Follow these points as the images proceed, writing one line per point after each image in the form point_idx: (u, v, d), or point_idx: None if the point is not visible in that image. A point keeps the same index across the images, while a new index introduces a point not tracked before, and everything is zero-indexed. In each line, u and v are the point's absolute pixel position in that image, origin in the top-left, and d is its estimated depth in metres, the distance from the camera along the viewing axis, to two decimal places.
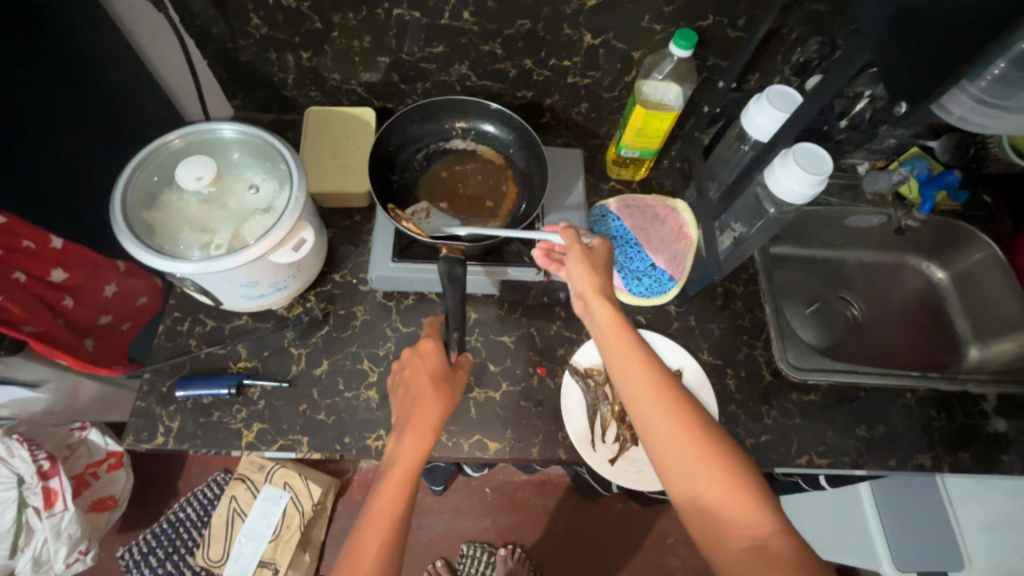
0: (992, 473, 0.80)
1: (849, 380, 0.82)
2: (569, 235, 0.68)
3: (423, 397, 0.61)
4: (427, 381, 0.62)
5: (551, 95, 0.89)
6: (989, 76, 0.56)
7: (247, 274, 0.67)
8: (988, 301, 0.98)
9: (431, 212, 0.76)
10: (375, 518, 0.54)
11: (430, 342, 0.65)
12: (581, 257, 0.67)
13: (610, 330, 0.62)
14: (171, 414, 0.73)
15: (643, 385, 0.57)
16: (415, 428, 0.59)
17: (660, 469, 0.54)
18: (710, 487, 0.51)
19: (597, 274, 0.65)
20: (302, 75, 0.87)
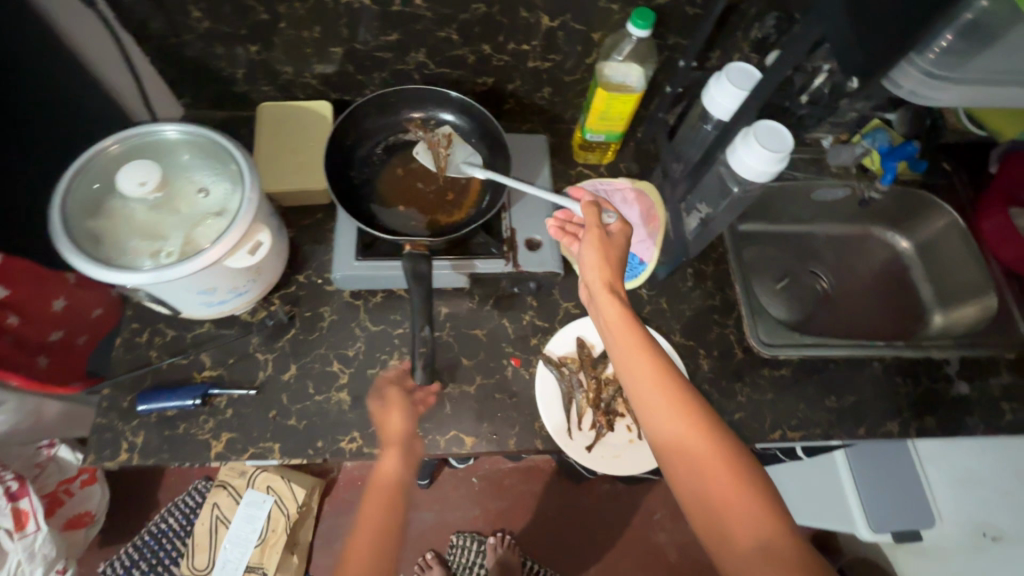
0: (955, 434, 0.83)
1: (818, 354, 0.83)
2: (591, 215, 0.71)
3: (384, 421, 0.67)
4: (383, 406, 0.68)
5: (512, 80, 0.87)
6: (938, 48, 0.57)
7: (203, 281, 0.64)
8: (949, 268, 1.00)
9: (451, 141, 0.79)
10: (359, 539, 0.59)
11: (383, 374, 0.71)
12: (598, 240, 0.69)
13: (623, 315, 0.66)
14: (134, 429, 0.70)
15: (650, 367, 0.61)
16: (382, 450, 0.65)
17: (670, 467, 0.57)
18: (707, 466, 0.54)
19: (608, 265, 0.69)
20: (252, 69, 0.83)
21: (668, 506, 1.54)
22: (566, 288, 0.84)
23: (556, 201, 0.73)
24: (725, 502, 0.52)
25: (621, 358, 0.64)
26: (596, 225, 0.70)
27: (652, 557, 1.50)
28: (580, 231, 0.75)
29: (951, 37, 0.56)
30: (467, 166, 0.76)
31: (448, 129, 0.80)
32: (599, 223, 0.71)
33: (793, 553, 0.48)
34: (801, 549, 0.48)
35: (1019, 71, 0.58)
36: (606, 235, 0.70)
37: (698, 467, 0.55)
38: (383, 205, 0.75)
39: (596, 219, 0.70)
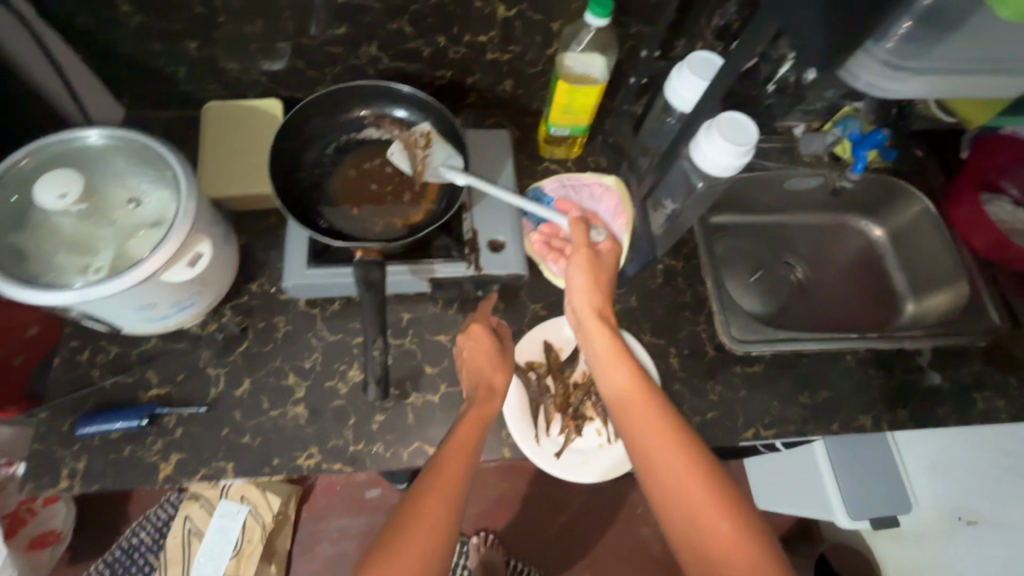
0: (928, 426, 0.82)
1: (792, 349, 0.82)
2: (579, 233, 0.71)
3: (490, 372, 0.68)
4: (492, 355, 0.69)
5: (472, 73, 0.84)
6: (896, 36, 0.54)
7: (139, 297, 0.60)
8: (921, 256, 0.99)
9: (431, 138, 0.75)
10: (457, 455, 0.57)
11: (475, 322, 0.72)
12: (585, 260, 0.69)
13: (612, 343, 0.65)
14: (75, 454, 0.67)
15: (637, 398, 0.60)
16: (486, 394, 0.65)
17: (662, 508, 0.55)
18: (696, 505, 0.52)
19: (597, 289, 0.68)
20: (194, 67, 0.78)
21: None
22: (532, 289, 0.81)
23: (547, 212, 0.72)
24: (716, 546, 0.50)
25: (609, 390, 0.63)
26: (583, 246, 0.70)
27: (636, 551, 1.50)
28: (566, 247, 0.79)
29: (909, 24, 0.52)
30: (447, 169, 0.71)
31: (421, 128, 0.75)
32: (587, 242, 0.71)
33: None
34: None
35: (974, 59, 0.56)
36: (594, 256, 0.70)
37: (688, 507, 0.53)
38: (334, 209, 0.72)
39: (584, 240, 0.70)
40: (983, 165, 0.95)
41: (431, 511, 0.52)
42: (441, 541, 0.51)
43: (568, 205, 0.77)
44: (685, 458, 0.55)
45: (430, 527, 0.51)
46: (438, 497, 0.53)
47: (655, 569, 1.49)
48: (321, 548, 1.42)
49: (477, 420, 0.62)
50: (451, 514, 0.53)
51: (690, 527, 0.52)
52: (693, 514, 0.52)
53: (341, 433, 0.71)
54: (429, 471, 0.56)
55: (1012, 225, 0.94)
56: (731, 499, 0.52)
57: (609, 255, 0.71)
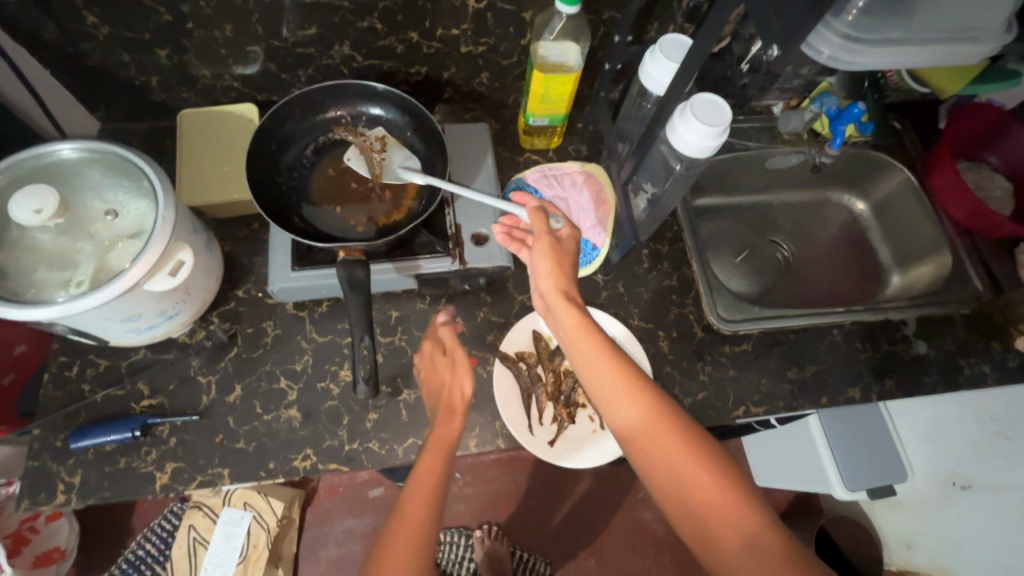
0: (916, 394, 0.83)
1: (778, 326, 0.83)
2: (539, 222, 0.68)
3: (444, 392, 0.67)
4: (444, 375, 0.68)
5: (447, 68, 0.83)
6: (853, 11, 0.56)
7: (124, 309, 0.60)
8: (905, 228, 1.00)
9: (387, 141, 0.75)
10: (413, 497, 0.56)
11: (427, 341, 0.71)
12: (548, 246, 0.67)
13: (583, 324, 0.63)
14: (70, 469, 0.67)
15: (614, 378, 0.59)
16: (444, 416, 0.65)
17: (647, 473, 0.55)
18: (678, 465, 0.53)
19: (561, 269, 0.67)
20: (167, 76, 0.77)
21: None
22: (519, 280, 0.82)
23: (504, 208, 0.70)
24: (714, 506, 0.51)
25: (586, 375, 0.62)
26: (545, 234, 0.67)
27: (639, 534, 1.51)
28: (528, 237, 0.72)
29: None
30: (404, 171, 0.71)
31: (389, 129, 0.75)
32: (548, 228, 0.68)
33: (777, 546, 0.47)
34: (784, 542, 0.47)
35: (931, 32, 0.59)
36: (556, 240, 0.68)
37: (679, 476, 0.53)
38: (315, 212, 0.71)
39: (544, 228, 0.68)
40: (959, 133, 0.95)
41: (397, 551, 0.52)
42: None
43: (525, 195, 0.73)
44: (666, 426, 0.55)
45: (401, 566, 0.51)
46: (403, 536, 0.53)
47: (658, 552, 1.50)
48: (326, 550, 1.43)
49: (437, 451, 0.61)
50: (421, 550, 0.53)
51: (687, 493, 0.52)
52: (686, 480, 0.53)
53: (335, 433, 0.71)
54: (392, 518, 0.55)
55: (990, 192, 0.94)
56: (715, 457, 0.53)
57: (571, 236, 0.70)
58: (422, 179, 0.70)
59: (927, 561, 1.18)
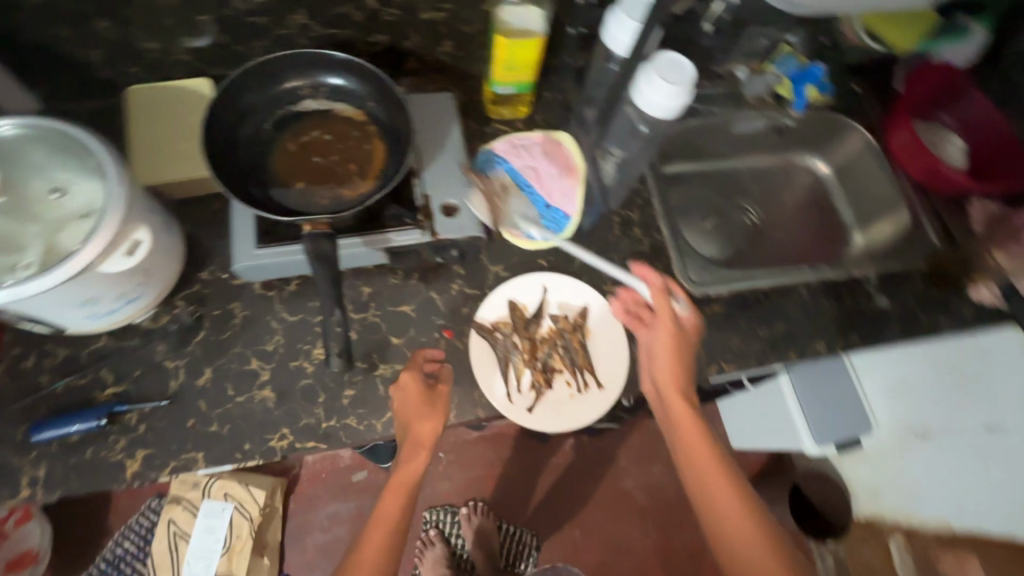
0: (879, 346, 0.86)
1: (745, 286, 0.85)
2: (661, 302, 0.75)
3: (417, 424, 0.68)
4: (420, 408, 0.68)
5: (409, 36, 0.81)
6: None
7: (79, 292, 0.58)
8: (866, 188, 1.03)
9: (508, 188, 0.82)
10: (382, 519, 0.71)
11: (407, 372, 0.70)
12: (668, 329, 0.73)
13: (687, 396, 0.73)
14: (33, 462, 0.64)
15: (710, 460, 0.70)
16: (410, 451, 0.71)
17: (724, 546, 0.66)
18: (751, 551, 0.63)
19: (677, 348, 0.73)
20: (111, 50, 0.73)
21: (634, 453, 1.58)
22: (493, 251, 0.81)
23: (622, 274, 0.80)
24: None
25: (676, 440, 0.73)
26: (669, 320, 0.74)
27: (623, 502, 1.54)
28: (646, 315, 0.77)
29: None
30: (524, 222, 0.81)
31: (502, 177, 0.82)
32: (669, 311, 0.75)
33: None
34: None
35: None
36: (677, 326, 0.74)
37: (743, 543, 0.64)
38: (277, 186, 0.69)
39: (669, 313, 0.74)
40: (918, 94, 0.97)
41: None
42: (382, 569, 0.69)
43: (646, 270, 0.78)
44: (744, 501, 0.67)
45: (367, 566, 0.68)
46: (370, 546, 0.70)
47: (642, 519, 1.53)
48: (312, 537, 1.43)
49: (401, 486, 0.73)
50: (381, 555, 0.69)
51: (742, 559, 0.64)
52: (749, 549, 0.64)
53: (311, 412, 0.70)
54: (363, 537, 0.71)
55: (944, 150, 0.98)
56: (783, 548, 0.63)
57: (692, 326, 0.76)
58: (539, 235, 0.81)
59: (891, 507, 1.25)
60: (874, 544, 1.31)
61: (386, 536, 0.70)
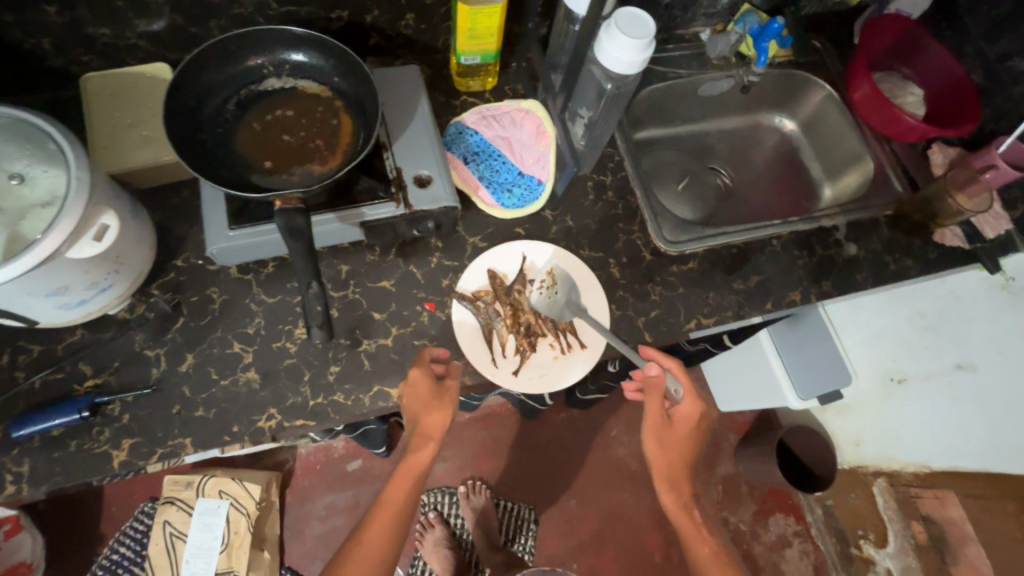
0: (851, 294, 0.88)
1: (719, 243, 0.86)
2: (653, 397, 0.80)
3: (425, 417, 0.71)
4: (428, 402, 0.70)
5: (370, 10, 0.79)
6: None
7: (47, 281, 0.57)
8: (831, 141, 1.06)
9: (556, 276, 0.80)
10: (388, 506, 0.73)
11: (415, 369, 0.70)
12: (654, 430, 0.82)
13: (677, 476, 0.84)
14: (16, 459, 0.64)
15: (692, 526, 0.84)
16: (420, 441, 0.73)
17: None
18: None
19: (659, 438, 0.82)
20: (59, 37, 0.70)
21: (624, 422, 1.60)
22: (469, 223, 0.82)
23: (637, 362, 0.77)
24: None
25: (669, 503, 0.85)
26: (656, 416, 0.81)
27: (616, 470, 1.57)
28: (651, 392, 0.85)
29: None
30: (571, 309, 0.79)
31: (549, 266, 0.81)
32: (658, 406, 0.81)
33: None
34: None
35: None
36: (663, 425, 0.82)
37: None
38: (245, 165, 0.68)
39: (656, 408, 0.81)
40: (872, 45, 0.99)
41: (361, 556, 0.70)
42: (386, 549, 0.71)
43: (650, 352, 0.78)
44: (718, 550, 0.84)
45: (370, 551, 0.70)
46: (374, 529, 0.72)
47: (636, 485, 1.56)
48: (311, 528, 1.43)
49: (410, 472, 0.74)
50: (387, 537, 0.71)
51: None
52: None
53: (298, 390, 0.70)
54: (367, 519, 0.73)
55: (903, 99, 0.99)
56: None
57: (685, 412, 0.83)
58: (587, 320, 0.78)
59: (873, 455, 1.34)
60: (860, 489, 1.44)
61: (389, 522, 0.72)
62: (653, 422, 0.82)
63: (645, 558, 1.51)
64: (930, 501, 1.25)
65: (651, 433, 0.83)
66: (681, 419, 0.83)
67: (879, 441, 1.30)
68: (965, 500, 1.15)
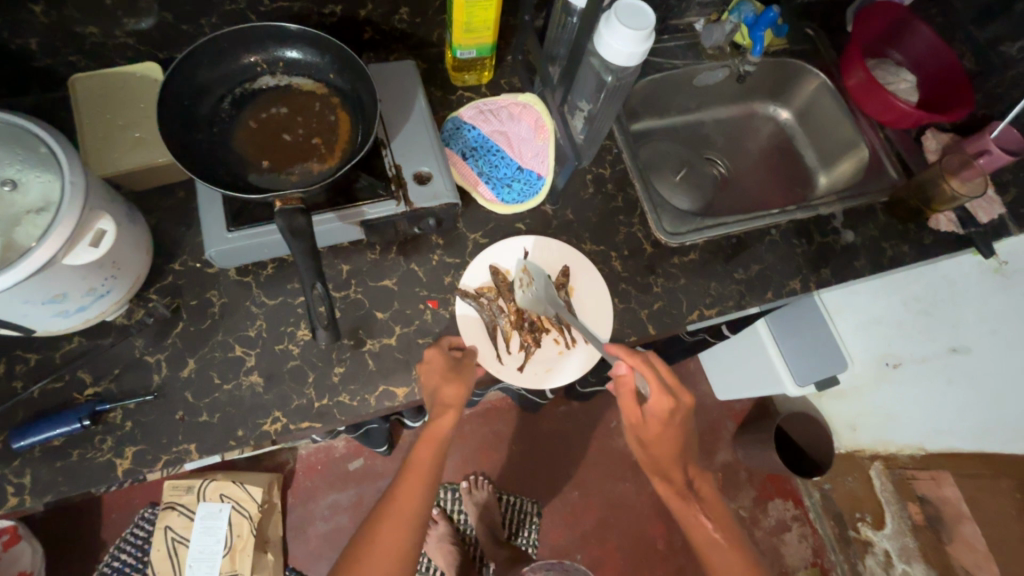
0: (849, 281, 0.89)
1: (720, 233, 0.87)
2: (625, 397, 0.77)
3: (443, 389, 0.68)
4: (446, 374, 0.69)
5: (364, 4, 0.78)
6: None
7: (45, 288, 0.55)
8: (826, 129, 1.06)
9: (532, 276, 0.78)
10: (410, 480, 0.69)
11: (432, 349, 0.71)
12: (634, 423, 0.78)
13: (663, 464, 0.81)
14: (18, 470, 0.63)
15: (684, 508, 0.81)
16: (438, 412, 0.69)
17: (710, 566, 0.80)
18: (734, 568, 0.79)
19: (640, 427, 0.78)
20: (45, 37, 0.68)
21: None
22: (470, 219, 0.81)
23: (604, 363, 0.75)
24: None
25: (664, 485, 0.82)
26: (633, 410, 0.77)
27: (617, 461, 1.58)
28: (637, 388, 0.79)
29: None
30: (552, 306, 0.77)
31: (522, 265, 0.78)
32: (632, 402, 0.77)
33: None
34: None
35: None
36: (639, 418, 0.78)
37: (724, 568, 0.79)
38: (242, 166, 0.67)
39: (631, 403, 0.77)
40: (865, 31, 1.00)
41: (388, 535, 0.65)
42: (412, 527, 0.66)
43: (614, 350, 0.74)
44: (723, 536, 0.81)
45: (399, 527, 0.66)
46: (403, 500, 0.68)
47: (637, 475, 1.57)
48: (314, 527, 1.42)
49: (431, 441, 0.70)
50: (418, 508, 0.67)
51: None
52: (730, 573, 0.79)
53: (302, 392, 0.70)
54: (389, 496, 0.69)
55: (896, 85, 0.99)
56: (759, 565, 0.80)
57: (657, 406, 0.76)
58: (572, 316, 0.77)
59: (870, 438, 1.37)
60: (857, 473, 1.46)
61: (418, 494, 0.68)
62: (630, 421, 0.78)
63: (648, 547, 1.52)
64: (926, 482, 1.26)
65: (632, 431, 0.80)
66: (654, 417, 0.77)
67: (875, 423, 1.33)
68: (959, 480, 1.16)
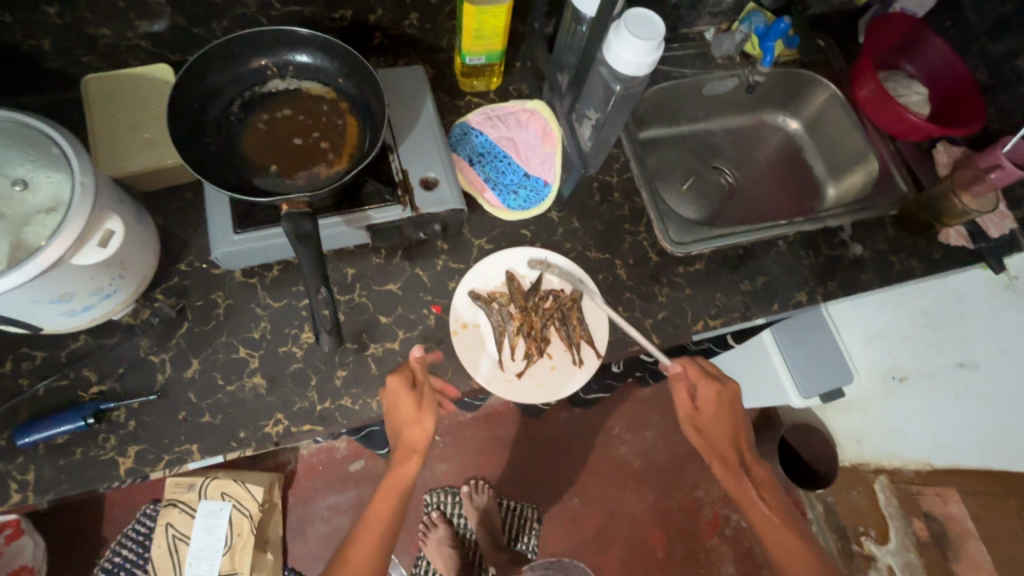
0: (856, 294, 0.88)
1: (725, 244, 0.86)
2: (681, 394, 0.77)
3: (407, 430, 0.68)
4: (409, 413, 0.67)
5: (374, 9, 0.78)
6: None
7: (50, 287, 0.56)
8: (835, 140, 1.06)
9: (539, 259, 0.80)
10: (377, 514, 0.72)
11: (393, 376, 0.67)
12: (687, 417, 0.77)
13: (719, 440, 0.76)
14: (21, 466, 0.63)
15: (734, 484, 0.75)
16: (404, 454, 0.70)
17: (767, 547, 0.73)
18: (786, 552, 0.71)
19: (694, 418, 0.77)
20: (58, 38, 0.69)
21: (625, 420, 1.61)
22: (474, 225, 0.81)
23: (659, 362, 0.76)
24: None
25: (716, 463, 0.76)
26: (687, 408, 0.77)
27: (617, 468, 1.57)
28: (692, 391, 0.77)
29: None
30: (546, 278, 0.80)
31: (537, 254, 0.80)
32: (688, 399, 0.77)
33: None
34: None
35: None
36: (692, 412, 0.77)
37: (780, 551, 0.72)
38: (250, 170, 0.67)
39: (688, 401, 0.77)
40: (877, 40, 0.99)
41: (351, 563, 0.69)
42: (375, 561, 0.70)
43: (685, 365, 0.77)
44: (783, 523, 0.73)
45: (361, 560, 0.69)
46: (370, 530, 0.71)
47: (636, 483, 1.56)
48: (314, 529, 1.43)
49: (395, 487, 0.71)
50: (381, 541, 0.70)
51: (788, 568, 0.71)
52: (794, 561, 0.70)
53: (304, 395, 0.70)
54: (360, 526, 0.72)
55: (908, 97, 0.97)
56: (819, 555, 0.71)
57: (706, 394, 0.76)
58: (557, 279, 0.80)
59: (875, 453, 1.35)
60: (860, 486, 1.46)
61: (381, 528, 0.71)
62: (683, 411, 0.77)
63: (648, 556, 1.51)
64: (931, 498, 1.25)
65: (687, 420, 0.78)
66: (705, 399, 0.76)
67: (880, 437, 1.31)
68: (967, 496, 1.15)
